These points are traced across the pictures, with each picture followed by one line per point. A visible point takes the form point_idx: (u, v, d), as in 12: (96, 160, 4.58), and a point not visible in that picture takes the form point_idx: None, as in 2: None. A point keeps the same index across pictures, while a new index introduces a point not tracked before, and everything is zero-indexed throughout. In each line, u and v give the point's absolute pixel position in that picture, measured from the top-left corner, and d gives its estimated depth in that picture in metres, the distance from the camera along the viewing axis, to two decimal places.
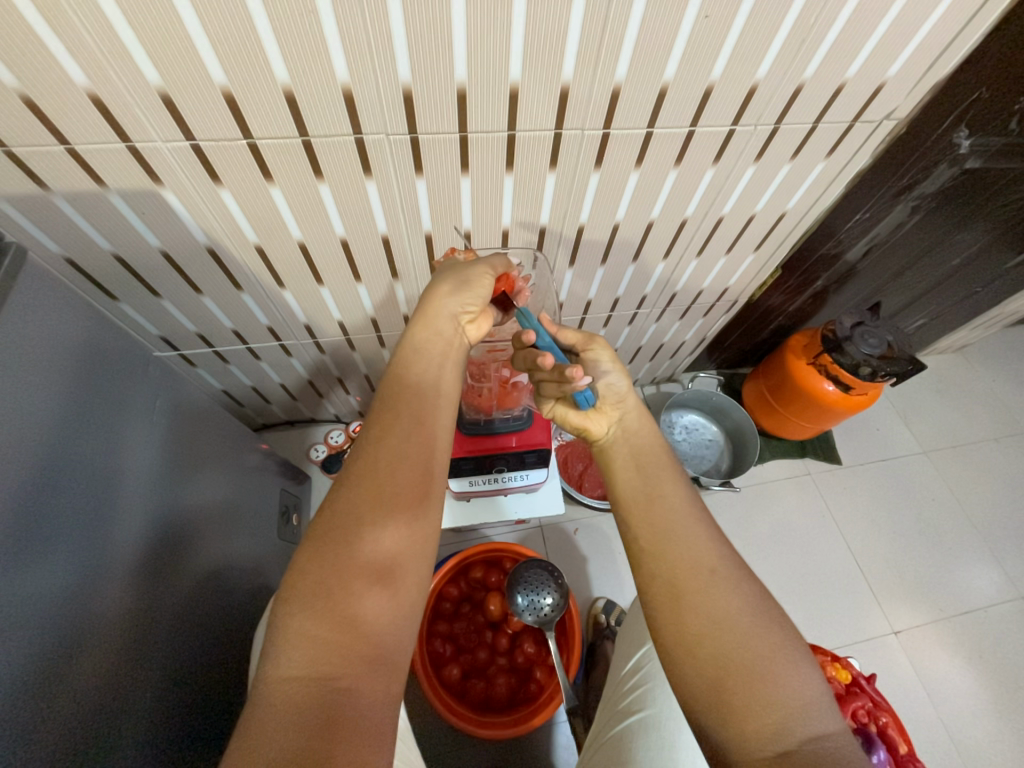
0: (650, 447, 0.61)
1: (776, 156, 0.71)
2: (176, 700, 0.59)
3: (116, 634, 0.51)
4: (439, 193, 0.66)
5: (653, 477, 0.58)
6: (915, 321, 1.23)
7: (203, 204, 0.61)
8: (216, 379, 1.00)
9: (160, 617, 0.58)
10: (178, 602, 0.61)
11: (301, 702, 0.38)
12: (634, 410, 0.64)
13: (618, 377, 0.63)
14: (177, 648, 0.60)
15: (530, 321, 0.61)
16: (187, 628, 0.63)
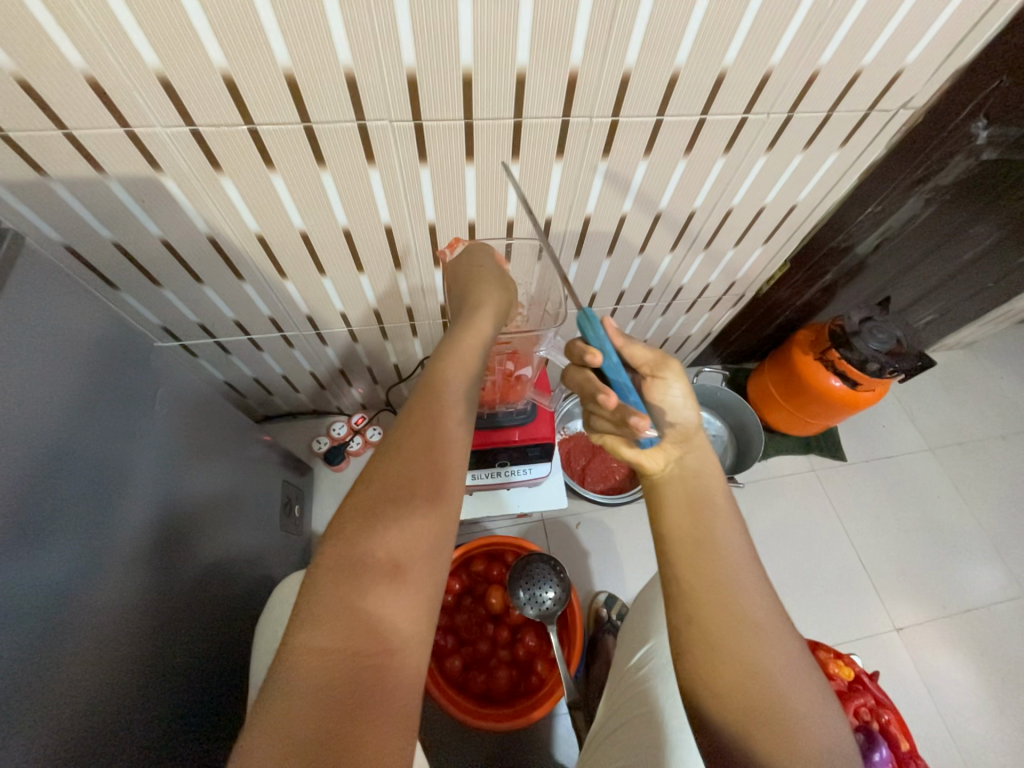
0: (704, 488, 0.53)
1: (788, 147, 0.69)
2: (175, 695, 0.59)
3: (114, 631, 0.51)
4: (443, 182, 0.64)
5: (705, 520, 0.52)
6: (925, 317, 1.21)
7: (203, 192, 0.60)
8: (218, 371, 0.99)
9: (161, 612, 0.58)
10: (179, 597, 0.61)
11: (329, 682, 0.35)
12: (698, 452, 0.55)
13: (687, 413, 0.55)
14: (179, 644, 0.60)
15: (598, 336, 0.52)
16: (187, 625, 0.62)
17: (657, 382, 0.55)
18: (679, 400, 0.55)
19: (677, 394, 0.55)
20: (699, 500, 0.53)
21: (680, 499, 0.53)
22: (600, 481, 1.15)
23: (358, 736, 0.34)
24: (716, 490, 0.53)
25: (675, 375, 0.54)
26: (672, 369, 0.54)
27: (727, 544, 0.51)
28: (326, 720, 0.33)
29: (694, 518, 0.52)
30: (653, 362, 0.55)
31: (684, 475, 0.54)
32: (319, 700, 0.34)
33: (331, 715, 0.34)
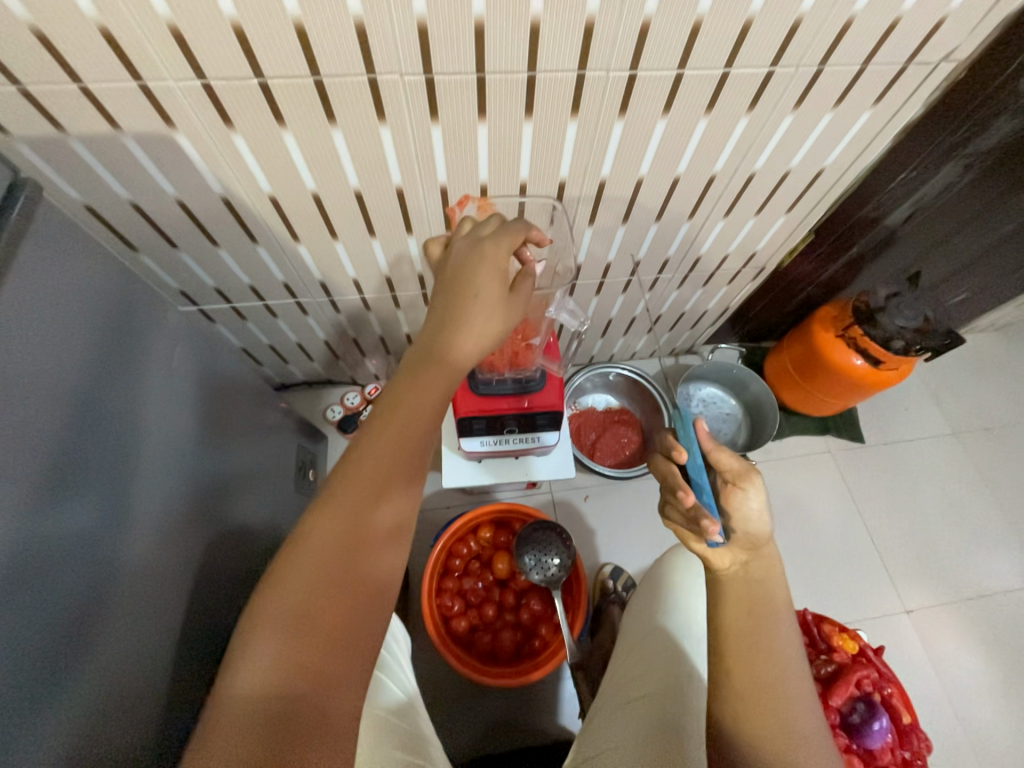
0: (768, 591, 0.54)
1: (817, 105, 0.66)
2: (196, 639, 0.62)
3: (143, 577, 0.53)
4: (454, 142, 0.63)
5: (760, 616, 0.53)
6: (957, 294, 1.16)
7: (216, 150, 0.61)
8: (235, 336, 1.01)
9: (184, 561, 0.61)
10: (198, 548, 0.64)
11: (268, 706, 0.37)
12: (767, 560, 0.56)
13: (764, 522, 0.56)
14: (199, 592, 0.63)
15: (688, 435, 0.61)
16: (206, 574, 0.65)
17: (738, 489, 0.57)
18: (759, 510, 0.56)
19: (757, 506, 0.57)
20: (758, 600, 0.53)
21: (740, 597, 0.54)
22: (610, 456, 1.15)
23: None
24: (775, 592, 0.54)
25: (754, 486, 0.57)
26: (755, 481, 0.57)
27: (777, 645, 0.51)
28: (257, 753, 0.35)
29: (746, 613, 0.53)
30: (737, 469, 0.58)
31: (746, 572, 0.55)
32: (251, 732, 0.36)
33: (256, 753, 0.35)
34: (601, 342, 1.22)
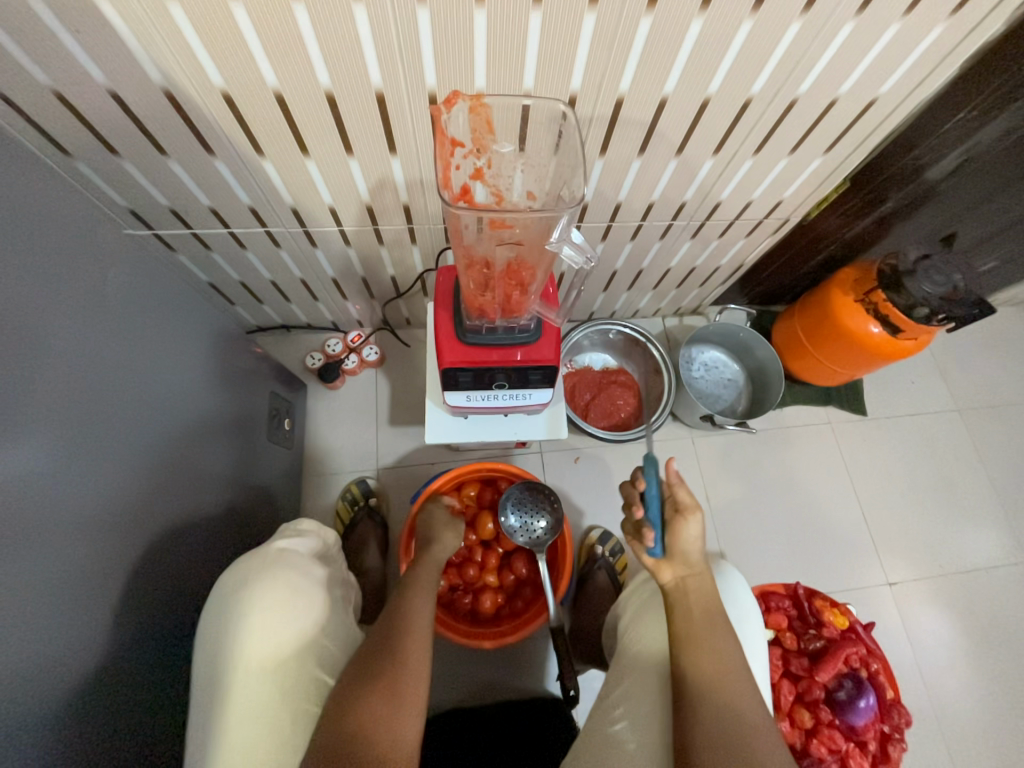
0: (713, 606, 0.62)
1: (884, 10, 0.55)
2: (120, 587, 0.56)
3: (39, 516, 0.47)
4: (446, 32, 0.52)
5: (708, 629, 0.60)
6: (987, 262, 1.08)
7: (150, 23, 0.49)
8: (200, 269, 0.91)
9: (100, 501, 0.54)
10: (121, 487, 0.57)
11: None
12: (703, 577, 0.65)
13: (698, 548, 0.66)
14: (125, 535, 0.57)
15: (650, 469, 0.67)
16: (135, 518, 0.59)
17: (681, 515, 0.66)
18: (697, 534, 0.66)
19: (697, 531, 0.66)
20: (710, 614, 0.61)
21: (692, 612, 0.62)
22: (605, 418, 1.10)
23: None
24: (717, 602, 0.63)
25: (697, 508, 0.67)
26: (696, 512, 0.66)
27: (727, 654, 0.58)
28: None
29: (698, 628, 0.60)
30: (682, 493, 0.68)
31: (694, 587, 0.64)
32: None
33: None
34: (603, 297, 1.13)
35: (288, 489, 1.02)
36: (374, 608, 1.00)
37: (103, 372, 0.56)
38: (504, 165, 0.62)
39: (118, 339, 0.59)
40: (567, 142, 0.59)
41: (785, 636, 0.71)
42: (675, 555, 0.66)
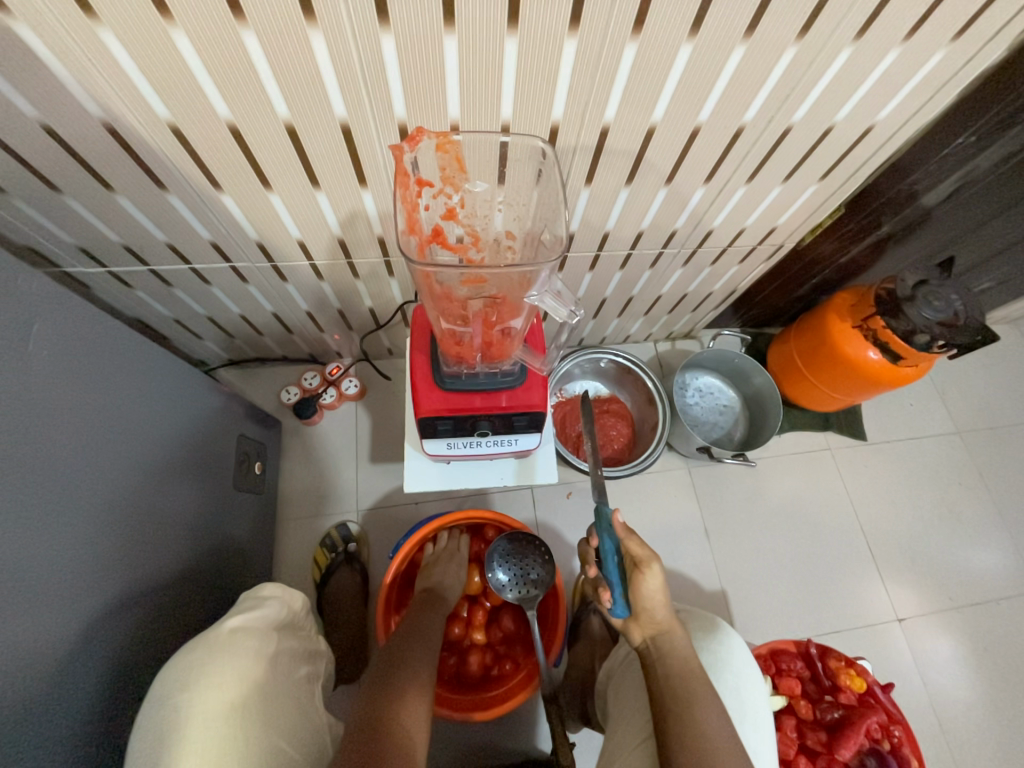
0: (685, 665, 0.58)
1: (882, 35, 0.51)
2: (45, 684, 0.48)
3: None
4: (413, 62, 0.48)
5: (685, 691, 0.56)
6: (983, 284, 1.06)
7: (81, 51, 0.44)
8: (163, 306, 0.85)
9: (22, 585, 0.47)
10: (50, 566, 0.50)
11: None
12: (672, 635, 0.61)
13: (662, 602, 0.62)
14: (52, 622, 0.50)
15: (602, 522, 0.66)
16: (64, 596, 0.52)
17: (635, 570, 0.62)
18: (656, 588, 0.61)
19: (654, 586, 0.61)
20: (685, 675, 0.57)
21: (668, 674, 0.58)
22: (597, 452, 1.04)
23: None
24: (691, 658, 0.59)
25: (653, 559, 0.62)
26: (653, 564, 0.61)
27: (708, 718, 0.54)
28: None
29: (674, 692, 0.56)
30: (632, 545, 0.63)
31: (667, 648, 0.60)
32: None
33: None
34: (593, 324, 1.09)
35: (260, 537, 0.94)
36: (353, 666, 0.92)
37: (30, 433, 0.50)
38: (478, 205, 0.60)
39: (52, 395, 0.53)
40: (546, 181, 0.56)
41: (799, 703, 0.66)
42: (639, 615, 0.62)
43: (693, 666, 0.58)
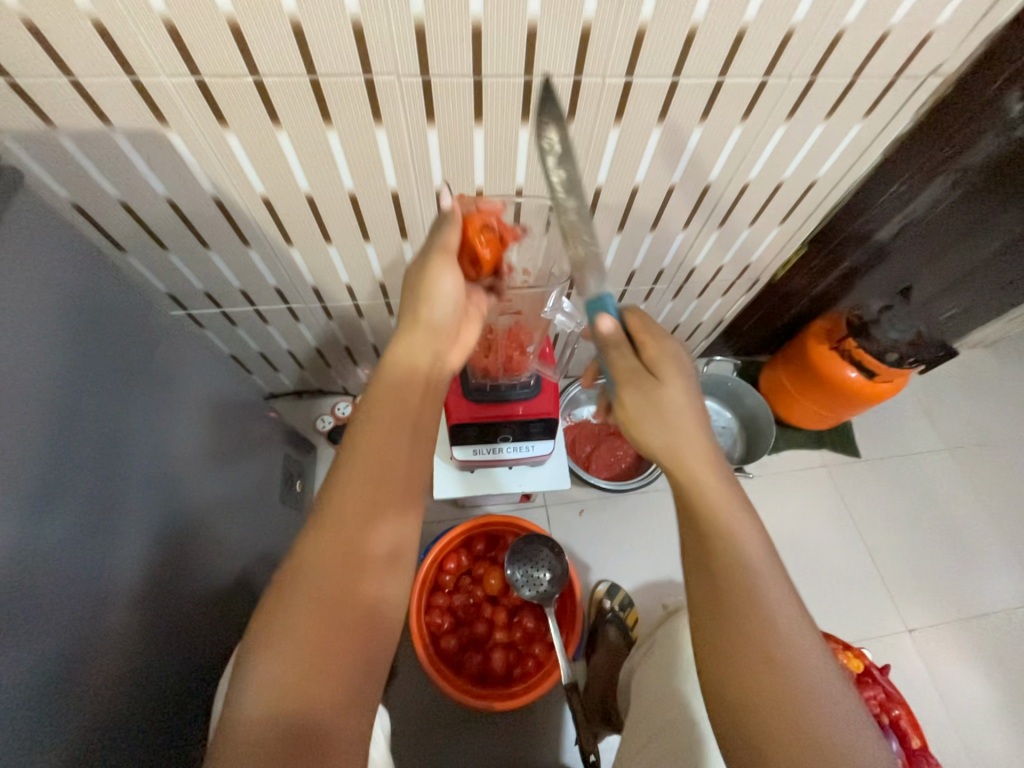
0: (747, 584, 0.45)
1: (809, 116, 0.66)
2: (152, 655, 0.58)
3: (119, 586, 0.53)
4: (450, 147, 0.63)
5: (796, 703, 0.41)
6: (948, 309, 1.17)
7: (209, 150, 0.60)
8: (224, 343, 0.98)
9: (159, 572, 0.59)
10: (175, 558, 0.62)
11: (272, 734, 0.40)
12: (672, 405, 0.50)
13: (673, 416, 0.49)
14: (167, 605, 0.61)
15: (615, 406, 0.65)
16: (181, 584, 0.64)
17: (635, 413, 0.51)
18: (669, 350, 0.52)
19: (671, 364, 0.51)
20: (793, 688, 0.42)
21: (762, 686, 0.42)
22: (605, 469, 1.13)
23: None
24: (789, 629, 0.44)
25: (662, 349, 0.52)
26: (654, 362, 0.50)
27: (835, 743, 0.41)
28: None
29: (741, 662, 0.43)
30: (632, 378, 0.51)
31: (736, 590, 0.44)
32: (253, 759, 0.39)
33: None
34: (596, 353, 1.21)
35: None
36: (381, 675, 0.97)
37: (170, 452, 0.62)
38: None
39: None
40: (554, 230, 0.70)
41: None
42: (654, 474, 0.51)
43: (800, 659, 0.43)
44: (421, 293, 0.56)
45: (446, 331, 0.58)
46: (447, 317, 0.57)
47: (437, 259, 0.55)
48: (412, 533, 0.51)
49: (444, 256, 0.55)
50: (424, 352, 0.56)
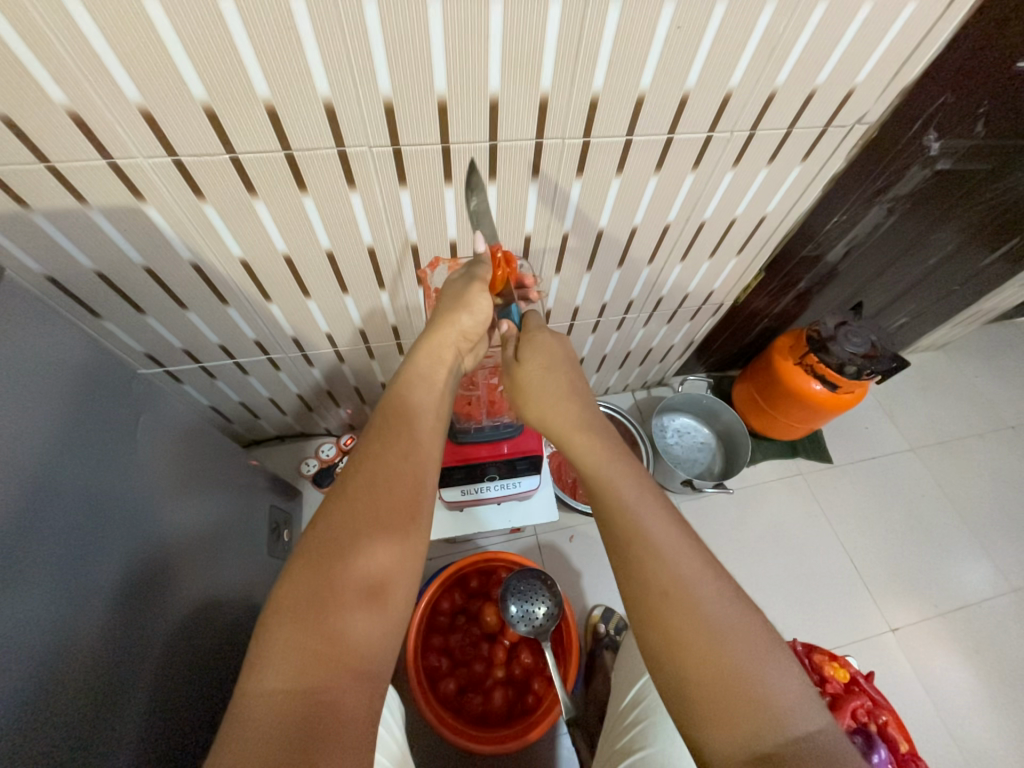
0: (626, 509, 0.52)
1: (753, 162, 0.72)
2: (146, 729, 0.55)
3: (106, 657, 0.51)
4: (422, 205, 0.67)
5: (727, 673, 0.44)
6: (898, 319, 1.25)
7: (186, 220, 0.62)
8: (203, 395, 0.98)
9: (147, 637, 0.57)
10: (162, 620, 0.60)
11: (283, 721, 0.38)
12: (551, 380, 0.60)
13: (550, 379, 0.60)
14: (158, 672, 0.58)
15: None
16: (171, 650, 0.61)
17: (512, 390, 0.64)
18: (542, 337, 0.62)
19: (533, 347, 0.62)
20: (718, 660, 0.44)
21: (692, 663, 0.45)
22: None
23: (312, 758, 0.37)
24: (701, 594, 0.47)
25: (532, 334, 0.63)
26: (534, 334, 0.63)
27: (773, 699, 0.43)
28: (283, 744, 0.37)
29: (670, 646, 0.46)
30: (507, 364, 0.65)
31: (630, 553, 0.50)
32: (274, 733, 0.38)
33: (288, 741, 0.37)
34: None
35: None
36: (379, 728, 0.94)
37: (151, 508, 0.61)
38: None
39: None
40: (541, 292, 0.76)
41: None
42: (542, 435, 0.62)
43: (723, 626, 0.45)
44: (460, 302, 0.62)
45: (470, 337, 0.64)
46: (478, 327, 0.63)
47: (476, 281, 0.62)
48: (428, 516, 0.53)
49: (481, 280, 0.62)
50: (448, 354, 0.63)
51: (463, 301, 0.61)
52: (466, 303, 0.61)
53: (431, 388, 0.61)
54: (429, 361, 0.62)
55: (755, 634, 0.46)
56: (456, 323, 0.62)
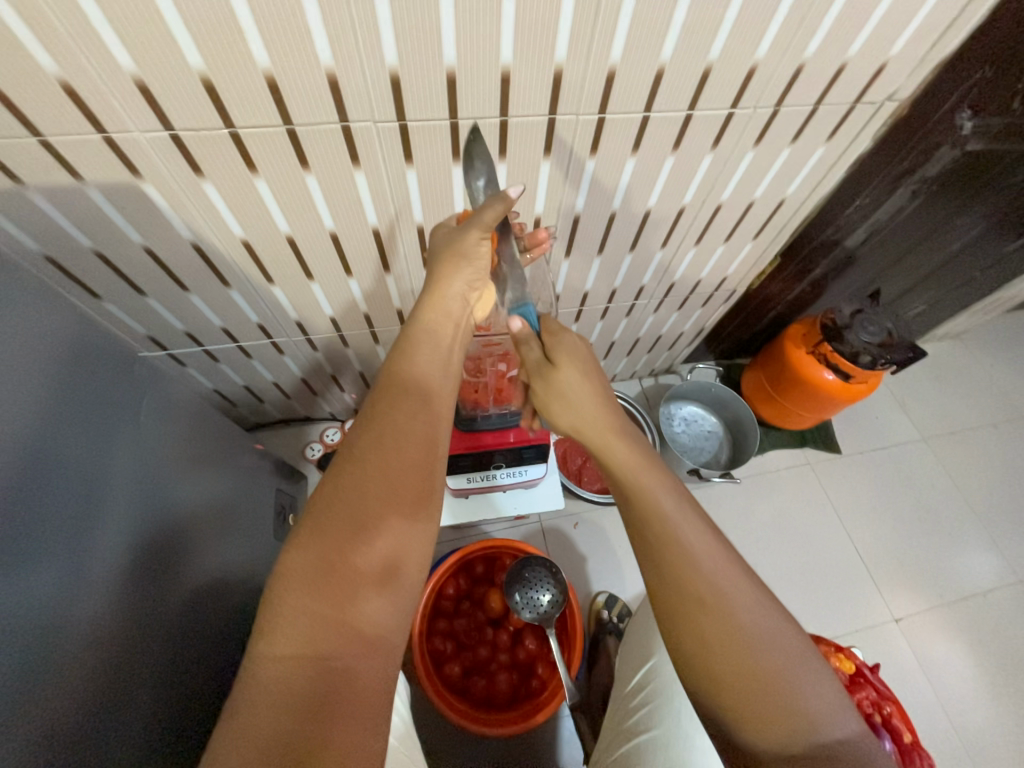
0: (671, 525, 0.51)
1: (775, 141, 0.69)
2: (153, 705, 0.56)
3: (113, 640, 0.51)
4: (429, 183, 0.64)
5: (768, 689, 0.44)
6: (915, 307, 1.22)
7: (185, 197, 0.59)
8: (207, 378, 0.97)
9: (152, 617, 0.57)
10: (167, 600, 0.60)
11: (295, 685, 0.38)
12: (599, 432, 0.58)
13: (578, 404, 0.59)
14: (164, 652, 0.59)
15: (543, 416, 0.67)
16: (178, 629, 0.62)
17: (545, 398, 0.61)
18: (568, 340, 0.61)
19: (566, 351, 0.60)
20: (761, 671, 0.45)
21: (738, 689, 0.45)
22: (597, 481, 1.15)
23: (322, 726, 0.37)
24: (744, 616, 0.47)
25: (560, 341, 0.61)
26: (562, 357, 0.59)
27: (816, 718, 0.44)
28: (293, 709, 0.37)
29: (711, 665, 0.46)
30: (538, 368, 0.61)
31: (677, 564, 0.49)
32: (285, 699, 0.37)
33: (300, 707, 0.37)
34: None
35: None
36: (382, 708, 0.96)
37: (154, 491, 0.61)
38: None
39: None
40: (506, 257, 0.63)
41: None
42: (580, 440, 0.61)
43: (764, 643, 0.46)
44: (455, 250, 0.59)
45: (475, 285, 0.61)
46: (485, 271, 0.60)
47: (476, 228, 0.58)
48: (437, 484, 0.52)
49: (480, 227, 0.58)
50: (450, 303, 0.60)
51: (462, 250, 0.58)
52: (467, 255, 0.59)
53: (439, 344, 0.59)
54: (433, 315, 0.60)
55: (793, 649, 0.47)
56: (458, 274, 0.59)
